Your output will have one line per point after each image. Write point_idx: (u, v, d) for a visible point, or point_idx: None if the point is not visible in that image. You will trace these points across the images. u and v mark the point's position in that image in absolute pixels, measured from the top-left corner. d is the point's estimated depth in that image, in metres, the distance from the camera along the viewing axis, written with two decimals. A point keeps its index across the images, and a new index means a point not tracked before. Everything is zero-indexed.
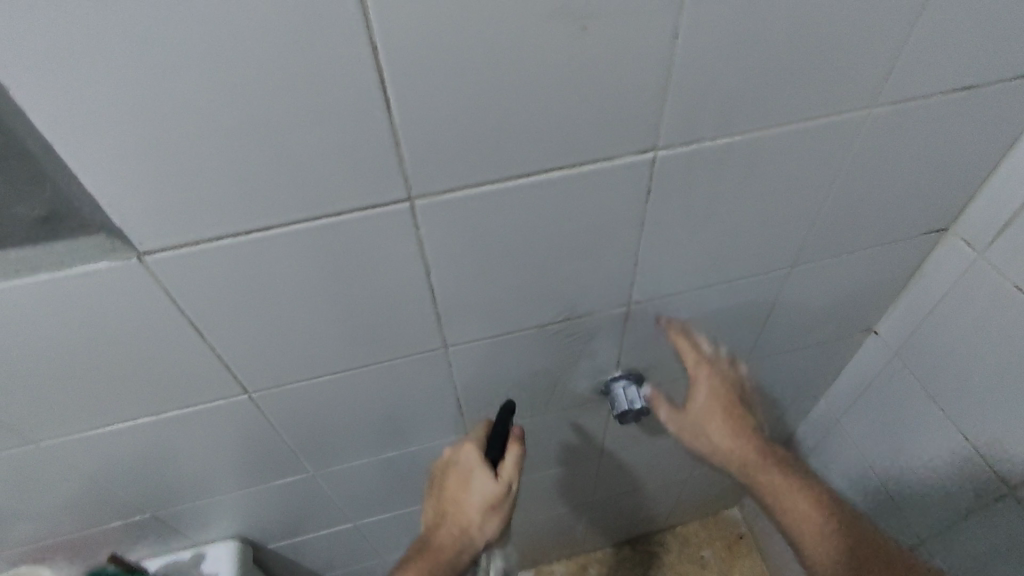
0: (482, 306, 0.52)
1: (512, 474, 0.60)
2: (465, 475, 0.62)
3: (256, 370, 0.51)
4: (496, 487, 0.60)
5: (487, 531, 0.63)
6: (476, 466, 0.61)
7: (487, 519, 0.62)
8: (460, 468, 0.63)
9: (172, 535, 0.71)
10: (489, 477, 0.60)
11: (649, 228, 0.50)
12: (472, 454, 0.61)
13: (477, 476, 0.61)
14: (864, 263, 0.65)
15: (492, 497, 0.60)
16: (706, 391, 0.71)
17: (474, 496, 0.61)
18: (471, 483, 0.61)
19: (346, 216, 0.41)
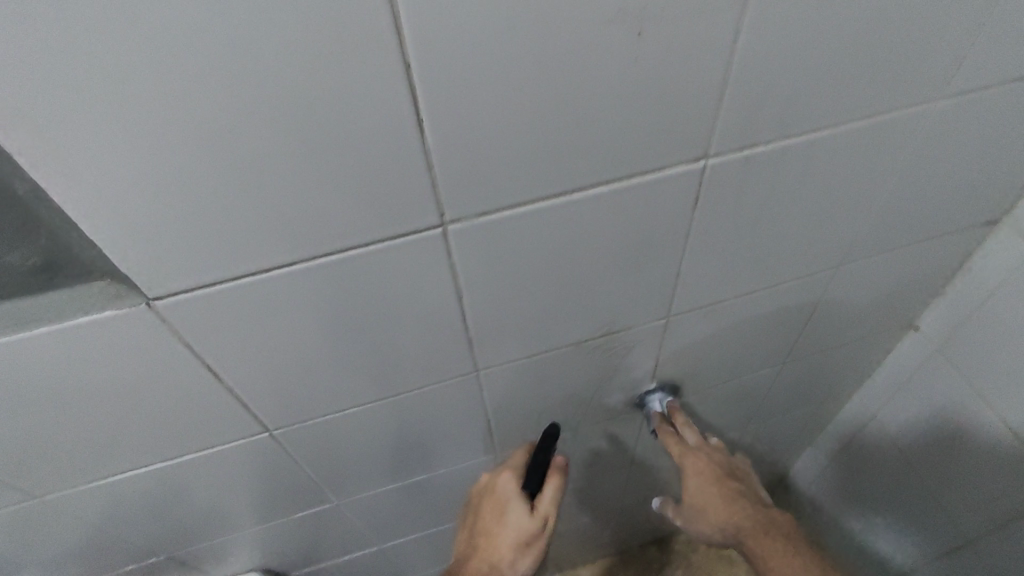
0: (516, 330, 0.48)
1: (549, 508, 0.56)
2: (499, 507, 0.58)
3: (276, 408, 0.47)
4: (530, 521, 0.56)
5: (518, 571, 0.57)
6: (512, 496, 0.57)
7: (519, 558, 0.56)
8: (495, 499, 0.59)
9: (191, 571, 0.68)
10: (524, 509, 0.56)
11: (695, 238, 0.46)
12: (509, 483, 0.58)
13: (512, 509, 0.57)
14: (911, 260, 0.61)
15: (526, 533, 0.56)
16: (694, 476, 0.61)
17: (507, 530, 0.56)
18: (505, 516, 0.57)
19: (374, 245, 0.37)
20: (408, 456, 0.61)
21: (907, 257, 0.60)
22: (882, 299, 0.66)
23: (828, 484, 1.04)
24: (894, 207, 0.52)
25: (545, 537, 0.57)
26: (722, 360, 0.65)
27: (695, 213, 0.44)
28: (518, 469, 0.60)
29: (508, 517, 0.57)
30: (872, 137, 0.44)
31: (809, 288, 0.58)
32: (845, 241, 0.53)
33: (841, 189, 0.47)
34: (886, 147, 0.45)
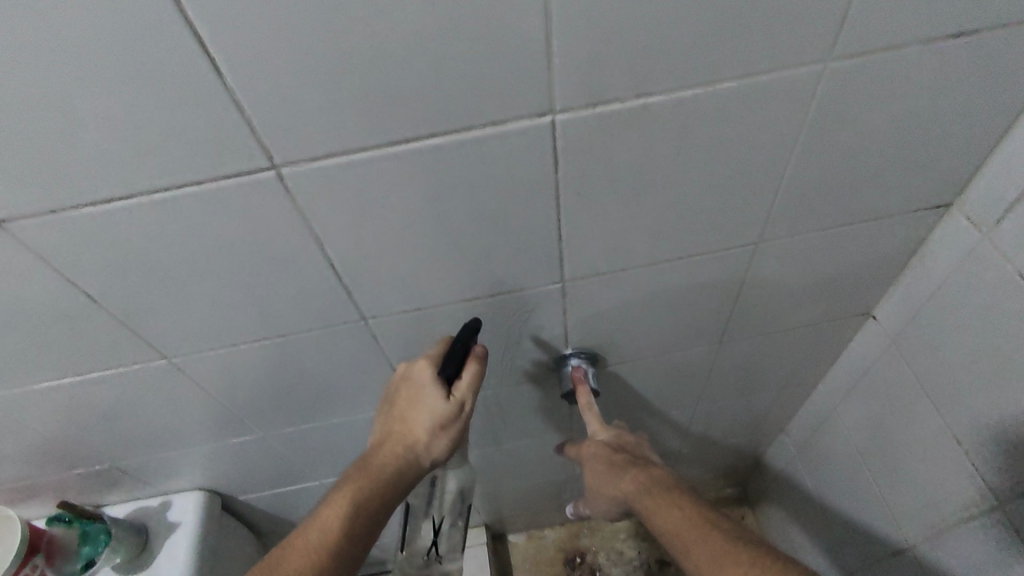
0: (393, 280, 0.49)
1: (467, 393, 0.54)
2: (415, 392, 0.55)
3: (166, 336, 0.50)
4: (448, 407, 0.54)
5: (436, 452, 0.56)
6: (429, 383, 0.53)
7: (437, 440, 0.55)
8: (410, 385, 0.55)
9: (139, 485, 0.74)
10: (443, 396, 0.53)
11: (569, 201, 0.45)
12: (425, 371, 0.54)
13: (427, 395, 0.54)
14: (850, 243, 0.57)
15: (443, 416, 0.54)
16: (589, 462, 0.63)
17: (424, 416, 0.54)
18: (421, 402, 0.54)
19: (208, 184, 0.38)
20: (322, 397, 0.64)
21: (843, 239, 0.56)
22: (825, 283, 0.62)
23: (796, 473, 1.01)
24: (809, 182, 0.49)
25: (463, 418, 0.56)
26: (643, 333, 0.63)
27: (559, 174, 0.42)
28: (434, 354, 0.55)
29: (424, 403, 0.54)
30: (757, 104, 0.41)
31: (728, 264, 0.56)
32: (756, 216, 0.50)
33: (734, 158, 0.44)
34: (780, 116, 0.42)
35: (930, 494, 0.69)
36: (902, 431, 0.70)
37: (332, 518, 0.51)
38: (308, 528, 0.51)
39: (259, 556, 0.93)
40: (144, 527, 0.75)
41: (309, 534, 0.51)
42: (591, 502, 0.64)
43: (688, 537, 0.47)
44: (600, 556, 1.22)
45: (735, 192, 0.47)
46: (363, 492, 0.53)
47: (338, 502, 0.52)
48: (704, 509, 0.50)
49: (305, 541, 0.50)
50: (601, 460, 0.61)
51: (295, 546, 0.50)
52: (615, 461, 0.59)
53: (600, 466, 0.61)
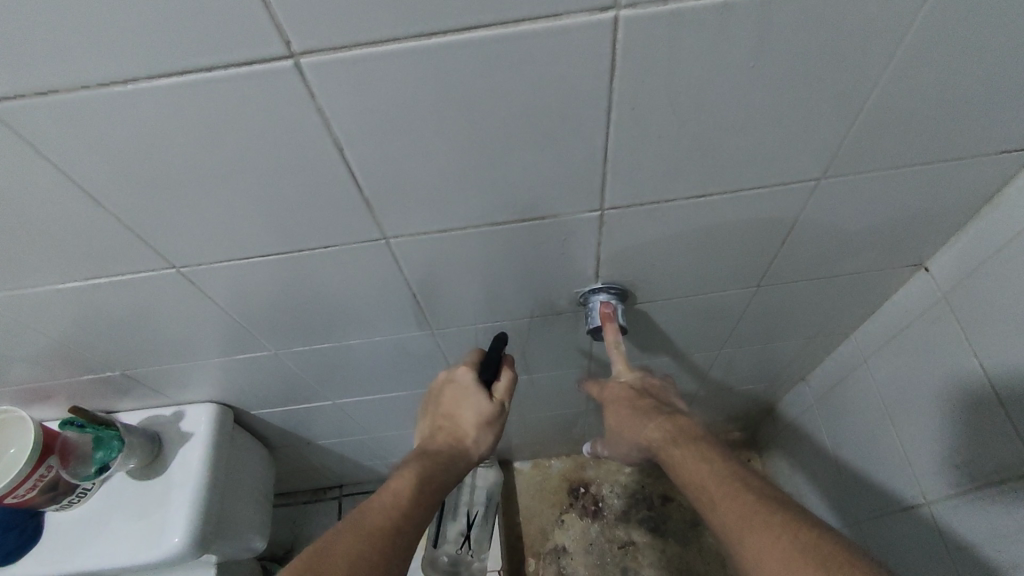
0: (418, 197, 0.44)
1: (505, 393, 0.60)
2: (459, 392, 0.60)
3: (174, 244, 0.47)
4: (491, 406, 0.59)
5: (481, 447, 0.61)
6: (473, 385, 0.59)
7: (482, 436, 0.60)
8: (454, 387, 0.61)
9: (150, 394, 0.73)
10: (485, 396, 0.59)
11: (621, 117, 0.40)
12: (467, 374, 0.60)
13: (471, 396, 0.60)
14: (920, 186, 0.52)
15: (486, 414, 0.59)
16: (609, 404, 0.60)
17: (470, 413, 0.60)
18: (465, 401, 0.60)
19: (216, 72, 0.33)
20: (338, 318, 0.62)
21: (912, 181, 0.51)
22: (882, 230, 0.57)
23: (810, 422, 1.00)
24: (892, 113, 0.43)
25: (503, 418, 0.61)
26: (679, 271, 0.60)
27: (614, 83, 0.37)
28: (473, 360, 0.61)
29: (469, 402, 0.60)
30: (856, 10, 0.35)
31: (782, 202, 0.51)
32: (824, 149, 0.45)
33: (815, 78, 0.39)
34: (876, 31, 0.36)
35: (954, 454, 0.66)
36: (934, 389, 0.67)
37: (402, 487, 0.54)
38: (379, 494, 0.54)
39: (269, 467, 0.94)
40: (158, 436, 0.75)
41: (381, 498, 0.53)
42: (610, 445, 0.62)
43: (718, 492, 0.45)
44: (603, 487, 1.25)
45: (807, 118, 0.42)
46: (425, 472, 0.56)
47: (406, 476, 0.55)
48: (735, 464, 0.48)
49: (379, 502, 0.53)
50: (624, 404, 0.58)
51: (370, 508, 0.52)
52: (639, 406, 0.57)
53: (622, 409, 0.58)
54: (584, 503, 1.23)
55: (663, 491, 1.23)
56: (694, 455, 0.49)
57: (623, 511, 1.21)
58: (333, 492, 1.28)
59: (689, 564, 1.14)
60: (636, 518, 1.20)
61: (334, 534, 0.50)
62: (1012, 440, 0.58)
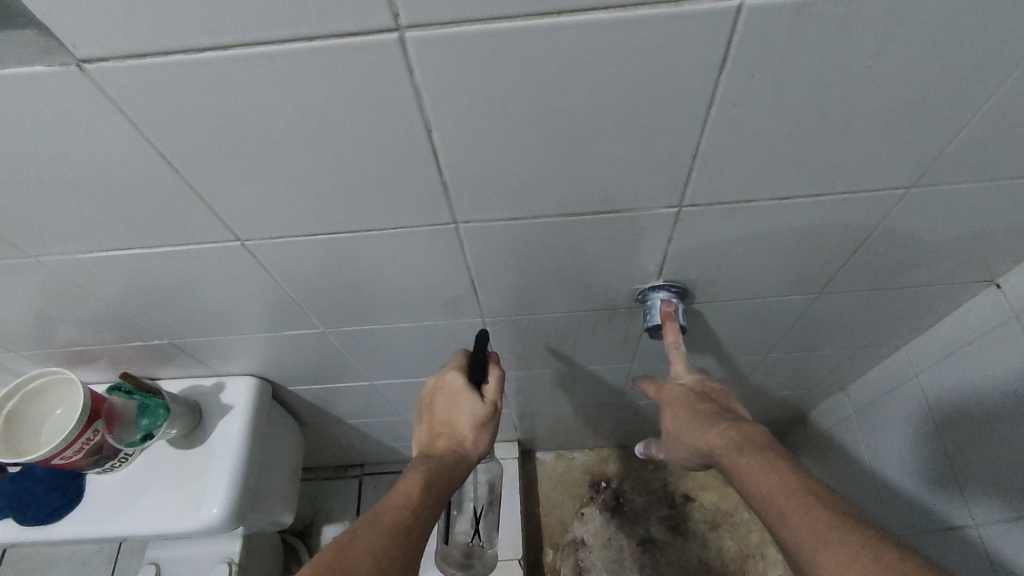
0: (497, 182, 0.43)
1: (495, 393, 0.61)
2: (451, 396, 0.60)
3: (242, 217, 0.46)
4: (485, 407, 0.59)
5: (480, 447, 0.61)
6: (465, 388, 0.59)
7: (479, 437, 0.60)
8: (446, 391, 0.61)
9: (193, 364, 0.73)
10: (478, 397, 0.59)
11: (721, 112, 0.38)
12: (457, 378, 0.60)
13: (463, 399, 0.60)
14: (1012, 200, 0.49)
15: (481, 414, 0.59)
16: (666, 407, 0.60)
17: (465, 415, 0.59)
18: (459, 405, 0.60)
19: (318, 42, 0.32)
20: (391, 301, 0.61)
21: (1007, 195, 0.48)
22: (961, 243, 0.55)
23: (846, 432, 0.98)
24: (1003, 123, 0.41)
25: (496, 417, 0.62)
26: (744, 273, 0.58)
27: (722, 75, 0.35)
28: (460, 363, 0.61)
29: (462, 404, 0.59)
30: (993, 12, 0.33)
31: (866, 209, 0.49)
32: (923, 156, 0.43)
33: (930, 82, 0.37)
34: (1009, 35, 0.34)
35: (1010, 479, 0.64)
36: (993, 409, 0.65)
37: (412, 485, 0.53)
38: (389, 494, 0.53)
39: (300, 443, 0.95)
40: (199, 407, 0.75)
41: (393, 498, 0.52)
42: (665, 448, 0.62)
43: (787, 506, 0.45)
44: (625, 483, 1.24)
45: (914, 123, 0.40)
46: (430, 476, 0.55)
47: (413, 478, 0.54)
48: (804, 476, 0.48)
49: (392, 500, 0.52)
50: (684, 408, 0.58)
51: (385, 505, 0.51)
52: (699, 411, 0.56)
53: (682, 412, 0.58)
54: (604, 497, 1.23)
55: (685, 490, 1.22)
56: (760, 463, 0.49)
57: (645, 508, 1.21)
58: (354, 470, 1.28)
59: (709, 565, 1.14)
60: (657, 516, 1.20)
61: (351, 531, 0.49)
62: None
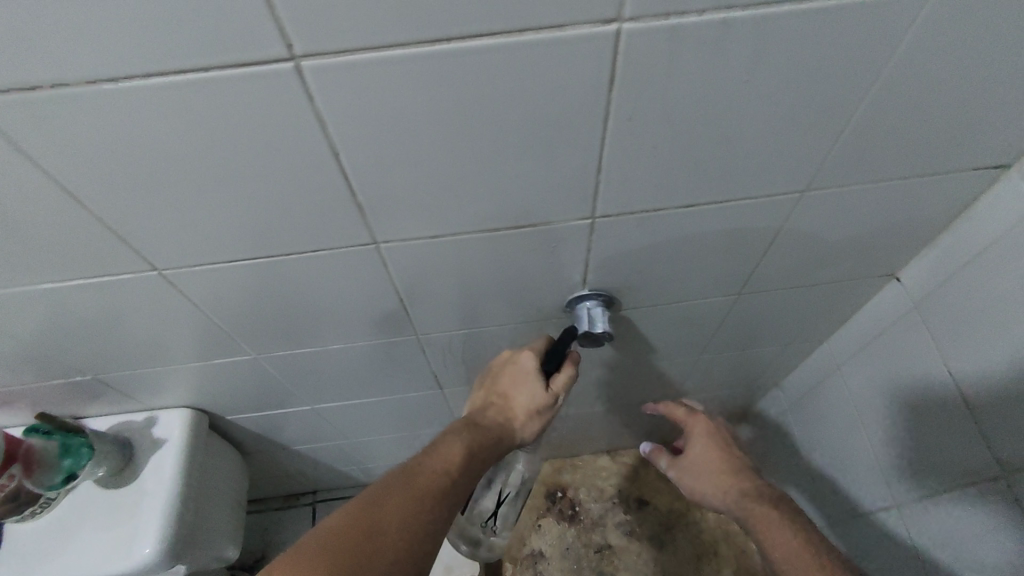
0: (411, 201, 0.44)
1: (561, 389, 0.63)
2: (519, 376, 0.64)
3: (156, 245, 0.46)
4: (545, 396, 0.62)
5: (526, 433, 0.64)
6: (532, 371, 0.62)
7: (530, 422, 0.63)
8: (516, 369, 0.64)
9: (122, 399, 0.71)
10: (543, 385, 0.62)
11: (617, 127, 0.40)
12: (530, 360, 0.63)
13: (529, 383, 0.63)
14: (896, 200, 0.54)
15: (538, 402, 0.62)
16: (697, 439, 0.74)
17: (524, 397, 0.63)
18: (524, 386, 0.63)
19: (212, 72, 0.32)
20: (322, 322, 0.61)
21: (891, 195, 0.53)
22: (859, 241, 0.59)
23: (784, 426, 1.02)
24: (875, 130, 0.44)
25: (553, 410, 0.64)
26: (664, 279, 0.61)
27: (614, 93, 0.37)
28: (539, 348, 0.64)
29: (526, 388, 0.63)
30: (847, 31, 0.36)
31: (766, 213, 0.52)
32: (810, 162, 0.46)
33: (803, 96, 0.40)
34: (865, 51, 0.37)
35: (922, 460, 0.68)
36: (902, 394, 0.70)
37: (453, 454, 0.58)
38: (430, 457, 0.57)
39: (243, 474, 0.92)
40: (129, 443, 0.72)
41: (432, 463, 0.57)
42: (681, 473, 0.74)
43: (773, 533, 0.59)
44: (581, 491, 1.26)
45: (796, 132, 0.43)
46: (471, 445, 0.59)
47: (455, 443, 0.59)
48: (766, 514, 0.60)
49: (431, 466, 0.57)
50: (717, 449, 0.72)
51: (424, 467, 0.56)
52: (732, 458, 0.70)
53: (709, 457, 0.71)
54: (561, 507, 1.24)
55: (639, 494, 1.24)
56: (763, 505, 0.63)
57: (601, 514, 1.22)
58: (306, 498, 1.26)
59: (665, 566, 1.15)
60: (613, 522, 1.21)
61: (386, 484, 0.55)
62: (979, 447, 0.60)
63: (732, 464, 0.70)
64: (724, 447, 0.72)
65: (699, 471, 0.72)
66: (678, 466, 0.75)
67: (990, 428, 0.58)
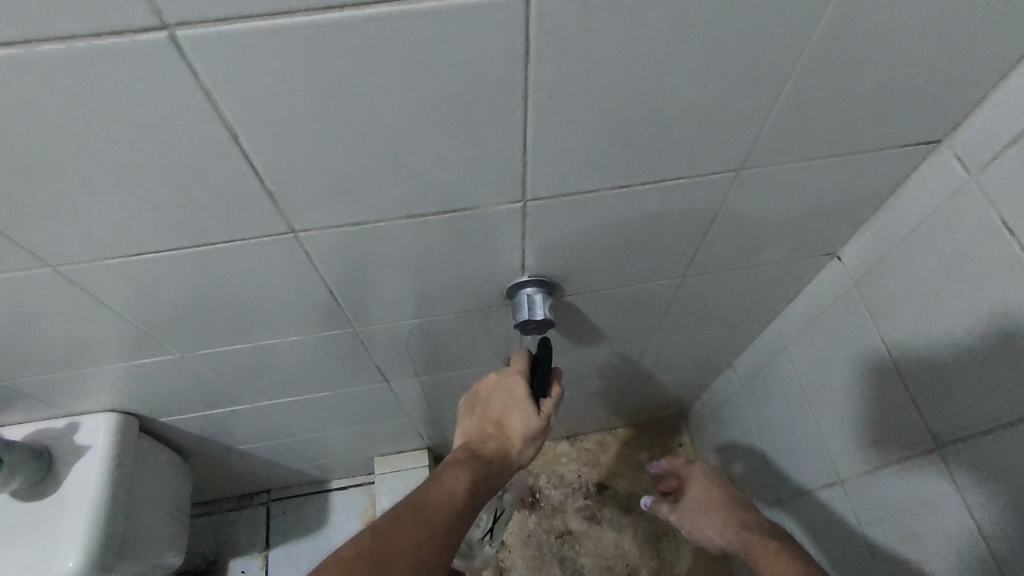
0: (325, 187, 0.41)
1: (551, 411, 0.62)
2: (510, 402, 0.63)
3: (44, 239, 0.42)
4: (539, 421, 0.62)
5: (522, 457, 0.64)
6: (522, 398, 0.62)
7: (526, 447, 0.63)
8: (506, 395, 0.63)
9: (39, 405, 0.66)
10: (535, 410, 0.62)
11: (538, 104, 0.38)
12: (518, 386, 0.62)
13: (521, 409, 0.62)
14: (833, 178, 0.53)
15: (533, 428, 0.62)
16: (697, 482, 0.85)
17: (518, 424, 0.62)
18: (516, 412, 0.62)
19: (71, 43, 0.29)
20: (249, 317, 0.57)
21: (826, 174, 0.52)
22: (798, 220, 0.59)
23: (736, 406, 1.03)
24: (806, 106, 0.43)
25: (545, 432, 0.64)
26: (606, 263, 0.59)
27: (531, 66, 0.35)
28: (525, 371, 0.63)
29: (519, 414, 0.62)
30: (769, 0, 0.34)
31: (704, 194, 0.51)
32: (743, 139, 0.45)
33: (730, 71, 0.39)
34: (790, 21, 0.36)
35: (863, 435, 0.69)
36: (844, 372, 0.70)
37: (457, 486, 0.56)
38: (434, 488, 0.55)
39: (182, 477, 0.88)
40: (47, 451, 0.70)
41: (437, 492, 0.55)
42: (683, 515, 0.84)
43: (768, 552, 0.65)
44: (541, 479, 1.25)
45: (726, 106, 0.42)
46: (477, 478, 0.58)
47: (460, 476, 0.57)
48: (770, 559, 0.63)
49: (436, 495, 0.54)
50: (715, 488, 0.82)
51: (431, 499, 0.54)
52: (729, 493, 0.81)
53: (710, 497, 0.82)
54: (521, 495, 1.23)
55: (599, 479, 1.24)
56: (755, 527, 0.71)
57: (561, 501, 1.22)
58: (260, 497, 1.22)
59: (624, 550, 1.16)
60: (573, 508, 1.21)
61: (397, 516, 0.51)
62: (914, 422, 0.61)
63: (729, 500, 0.80)
64: (720, 483, 0.83)
65: (697, 510, 0.82)
66: (679, 508, 0.86)
67: (924, 403, 0.59)
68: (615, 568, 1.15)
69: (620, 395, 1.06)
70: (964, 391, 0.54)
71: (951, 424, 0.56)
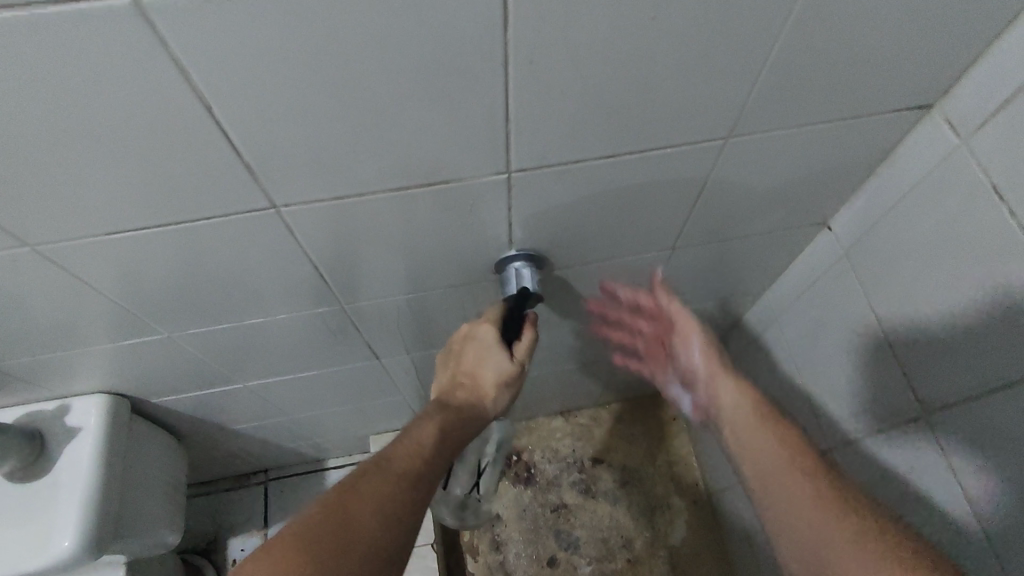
0: (305, 159, 0.41)
1: (525, 354, 0.62)
2: (481, 350, 0.62)
3: (20, 217, 0.41)
4: (511, 366, 0.61)
5: (497, 404, 0.64)
6: (494, 344, 0.61)
7: (501, 394, 0.63)
8: (476, 343, 0.62)
9: (29, 388, 0.66)
10: (507, 355, 0.61)
11: (519, 71, 0.37)
12: (490, 333, 0.61)
13: (492, 355, 0.61)
14: (822, 145, 0.52)
15: (505, 373, 0.61)
16: None
17: (490, 370, 0.62)
18: (489, 359, 0.61)
19: (30, 8, 0.28)
20: (236, 296, 0.57)
21: (816, 141, 0.52)
22: (789, 188, 0.58)
23: None
24: (794, 70, 0.43)
25: (520, 377, 0.64)
26: (595, 235, 0.59)
27: (510, 30, 0.34)
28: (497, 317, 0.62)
29: (490, 360, 0.61)
30: None
31: (692, 162, 0.50)
32: (731, 106, 0.45)
33: (716, 34, 0.38)
34: None
35: (853, 403, 0.70)
36: (835, 341, 0.70)
37: (427, 437, 0.56)
38: (403, 440, 0.55)
39: (177, 457, 0.89)
40: (39, 433, 0.70)
41: (405, 445, 0.55)
42: None
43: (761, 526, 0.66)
44: (536, 453, 1.26)
45: (712, 71, 0.41)
46: (447, 428, 0.58)
47: (430, 426, 0.57)
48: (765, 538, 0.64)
49: (404, 448, 0.54)
50: None
51: (397, 452, 0.54)
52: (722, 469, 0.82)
53: None
54: (516, 470, 1.24)
55: (594, 452, 1.25)
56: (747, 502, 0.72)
57: (556, 476, 1.23)
58: (257, 477, 1.23)
59: (619, 522, 1.18)
60: (568, 481, 1.22)
61: (363, 471, 0.51)
62: (903, 389, 0.61)
63: None
64: None
65: None
66: None
67: (914, 370, 0.59)
68: (611, 540, 1.16)
69: (613, 369, 1.07)
70: (953, 357, 0.54)
71: (940, 390, 0.56)
